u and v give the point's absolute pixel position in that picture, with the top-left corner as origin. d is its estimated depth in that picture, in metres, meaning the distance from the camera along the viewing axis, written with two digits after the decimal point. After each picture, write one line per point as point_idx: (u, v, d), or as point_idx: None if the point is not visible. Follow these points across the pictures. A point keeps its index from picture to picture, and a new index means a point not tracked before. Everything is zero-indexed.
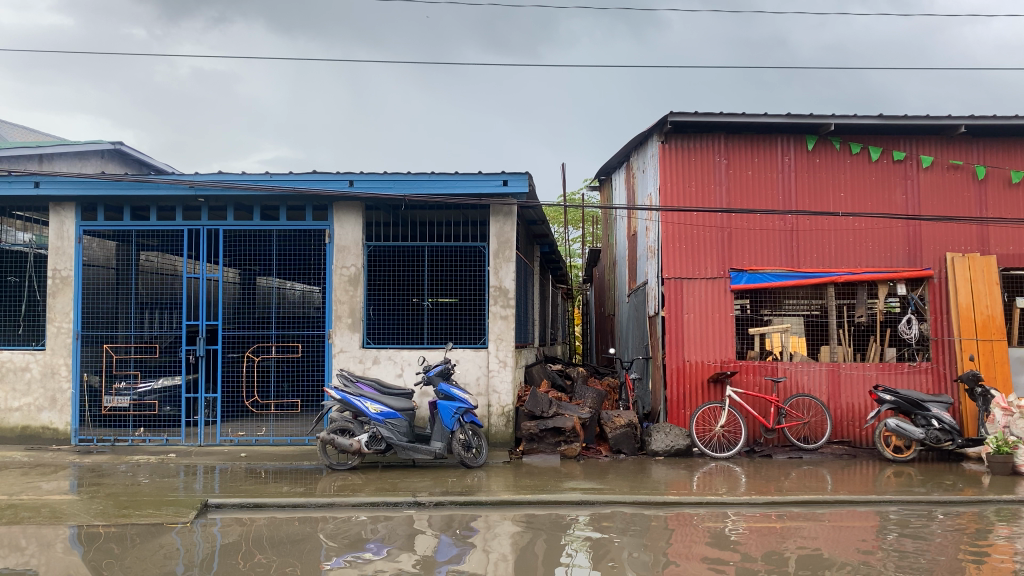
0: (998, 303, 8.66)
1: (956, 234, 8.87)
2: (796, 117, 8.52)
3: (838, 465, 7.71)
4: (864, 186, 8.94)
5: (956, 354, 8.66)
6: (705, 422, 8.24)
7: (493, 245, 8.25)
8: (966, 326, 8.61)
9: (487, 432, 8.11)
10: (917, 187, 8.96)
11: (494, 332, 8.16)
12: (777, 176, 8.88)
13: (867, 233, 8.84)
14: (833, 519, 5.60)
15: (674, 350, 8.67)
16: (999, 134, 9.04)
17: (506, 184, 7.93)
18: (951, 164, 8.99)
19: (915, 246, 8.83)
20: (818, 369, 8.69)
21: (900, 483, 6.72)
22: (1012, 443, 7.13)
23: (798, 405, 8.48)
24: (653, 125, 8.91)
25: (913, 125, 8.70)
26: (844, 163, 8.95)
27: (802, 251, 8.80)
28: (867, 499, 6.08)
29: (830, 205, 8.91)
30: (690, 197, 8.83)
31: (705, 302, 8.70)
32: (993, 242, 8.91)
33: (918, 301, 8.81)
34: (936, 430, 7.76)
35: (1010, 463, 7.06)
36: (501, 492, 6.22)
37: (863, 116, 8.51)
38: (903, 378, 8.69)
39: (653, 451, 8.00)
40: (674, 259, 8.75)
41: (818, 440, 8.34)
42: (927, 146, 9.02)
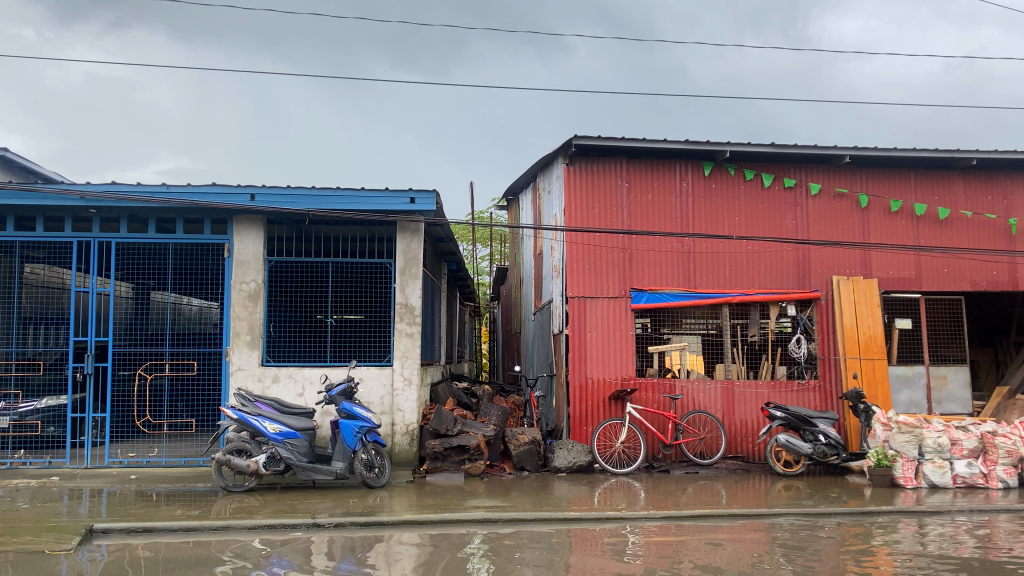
0: (879, 323, 9.18)
1: (841, 258, 9.36)
2: (695, 144, 8.83)
3: (731, 479, 7.97)
4: (757, 211, 9.33)
5: (841, 372, 9.11)
6: (606, 438, 8.36)
7: (399, 262, 8.21)
8: (850, 345, 9.06)
9: (390, 452, 8.03)
10: (805, 213, 9.42)
11: (399, 350, 8.11)
12: (676, 200, 9.18)
13: (759, 256, 9.23)
14: (727, 531, 5.80)
15: (578, 367, 8.79)
16: (880, 165, 9.59)
17: (413, 202, 7.92)
18: (836, 192, 9.49)
19: (804, 269, 9.28)
20: (713, 387, 8.98)
21: (789, 496, 6.99)
22: (891, 457, 7.56)
23: (694, 420, 8.72)
24: (557, 147, 9.05)
25: (802, 155, 9.15)
26: (738, 189, 9.32)
27: (699, 272, 9.11)
28: (757, 512, 6.30)
29: (725, 228, 9.25)
30: (593, 219, 9.01)
31: (607, 321, 8.88)
32: (874, 266, 9.44)
33: (807, 321, 9.24)
34: (822, 445, 8.10)
35: (889, 476, 7.46)
36: (402, 512, 6.16)
37: (756, 144, 8.89)
38: (792, 396, 9.07)
39: (555, 468, 8.09)
40: (577, 278, 8.88)
41: (713, 455, 8.62)
42: (814, 174, 9.49)
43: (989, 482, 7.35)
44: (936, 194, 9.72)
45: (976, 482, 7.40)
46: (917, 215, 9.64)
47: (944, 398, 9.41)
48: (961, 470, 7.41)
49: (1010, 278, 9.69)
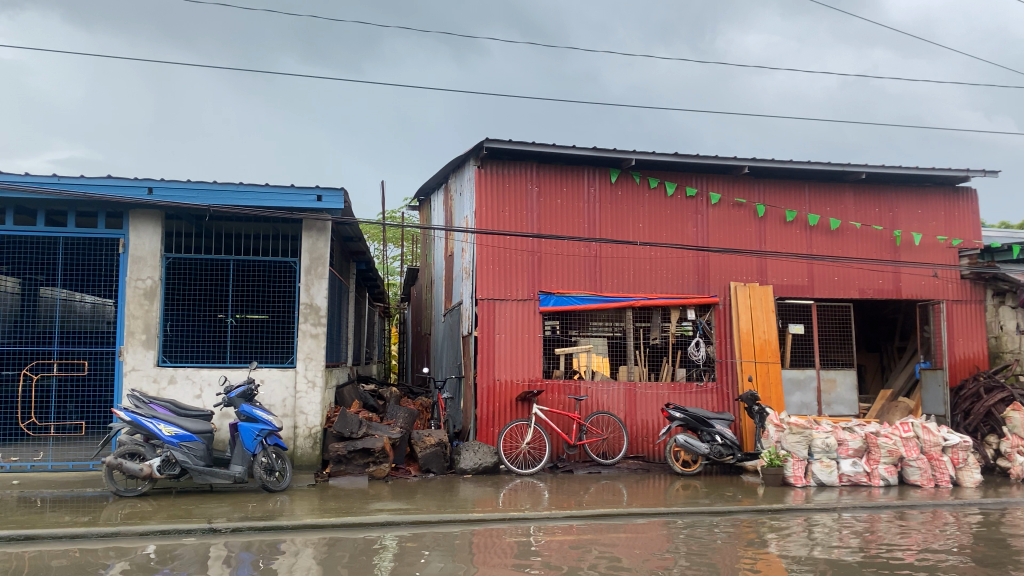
0: (773, 328, 9.55)
1: (739, 265, 9.72)
2: (602, 151, 9.00)
3: (633, 479, 8.16)
4: (661, 218, 9.59)
5: (737, 375, 9.45)
6: (511, 439, 8.46)
7: (304, 261, 8.06)
8: (746, 349, 9.43)
9: (292, 455, 7.87)
10: (705, 221, 9.74)
11: (303, 351, 7.97)
12: (583, 205, 9.33)
13: (662, 262, 9.48)
14: (627, 530, 5.93)
15: (485, 370, 8.82)
16: (776, 177, 9.99)
17: (320, 199, 7.79)
18: (735, 202, 9.84)
19: (703, 275, 9.59)
20: (617, 389, 9.17)
21: (687, 495, 7.21)
22: (783, 456, 7.84)
23: (598, 421, 8.86)
24: (469, 150, 9.07)
25: (704, 165, 9.45)
26: (643, 196, 9.55)
27: (605, 276, 9.29)
28: (656, 510, 6.47)
29: (630, 234, 9.46)
30: (503, 222, 9.05)
31: (515, 323, 8.95)
32: (770, 273, 9.83)
33: (705, 326, 9.55)
34: (718, 445, 8.39)
35: (780, 475, 7.76)
36: (303, 516, 6.06)
37: (661, 153, 9.14)
38: (691, 398, 9.37)
39: (461, 470, 8.11)
40: (487, 281, 8.91)
41: (615, 455, 8.83)
42: (715, 184, 9.81)
43: (872, 480, 7.78)
44: (828, 206, 10.19)
45: (860, 480, 7.80)
46: (810, 225, 10.08)
47: (833, 401, 9.87)
48: (846, 469, 7.81)
49: (895, 287, 10.24)
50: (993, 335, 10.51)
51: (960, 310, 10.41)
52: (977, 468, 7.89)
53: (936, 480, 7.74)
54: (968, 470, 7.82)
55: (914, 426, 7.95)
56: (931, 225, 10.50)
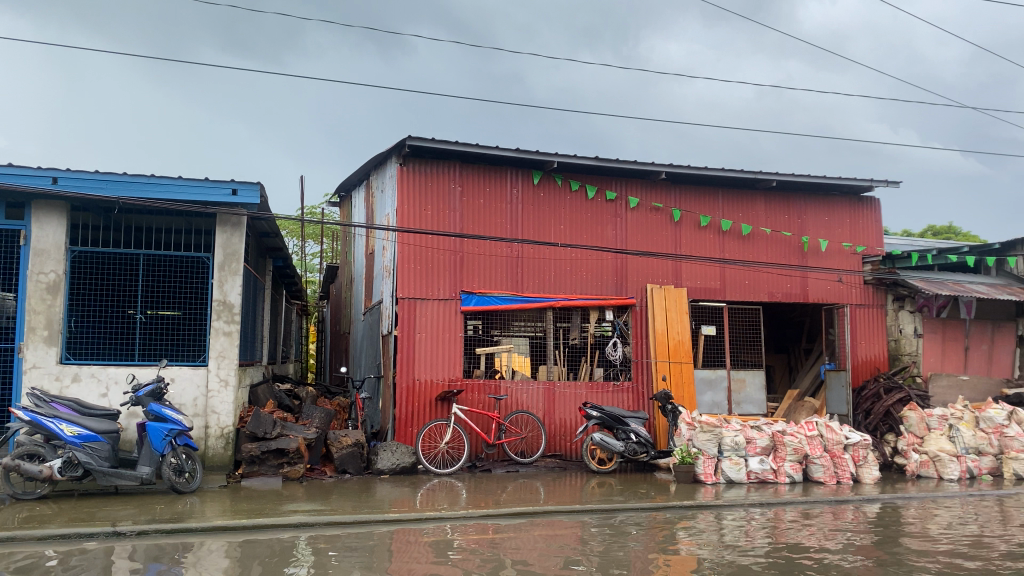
0: (687, 329, 9.83)
1: (656, 268, 9.93)
2: (524, 153, 9.06)
3: (549, 477, 8.26)
4: (581, 220, 9.71)
5: (652, 374, 9.66)
6: (430, 439, 8.40)
7: (218, 257, 7.90)
8: (661, 349, 9.63)
9: (203, 456, 7.66)
10: (624, 225, 9.91)
11: (215, 349, 7.79)
12: (505, 206, 9.38)
13: (581, 264, 9.61)
14: (542, 528, 6.00)
15: (405, 369, 8.76)
16: (692, 183, 10.25)
17: (235, 194, 7.66)
18: (653, 206, 10.06)
19: (622, 277, 9.77)
20: (536, 388, 9.25)
21: (602, 493, 7.33)
22: (694, 455, 8.07)
23: (517, 420, 8.92)
24: (391, 148, 9.00)
25: (624, 169, 9.62)
26: (564, 198, 9.66)
27: (525, 276, 9.36)
28: (571, 508, 6.56)
29: (551, 236, 9.56)
30: (425, 220, 9.01)
31: (435, 323, 8.93)
32: (685, 276, 10.08)
33: (623, 326, 9.69)
34: (633, 443, 8.55)
35: (692, 472, 7.98)
36: (214, 518, 5.92)
37: (582, 156, 9.27)
38: (608, 397, 9.53)
39: (378, 470, 8.05)
40: (408, 279, 8.85)
41: (533, 454, 8.88)
42: (634, 188, 10.00)
43: (778, 477, 8.07)
44: (741, 212, 10.51)
45: (767, 477, 8.07)
46: (724, 230, 10.38)
47: (743, 400, 10.18)
48: (754, 466, 8.06)
49: (802, 291, 10.64)
50: (892, 338, 11.04)
51: (861, 314, 10.90)
52: (875, 466, 8.30)
53: (837, 476, 8.10)
54: (867, 467, 8.22)
55: (818, 425, 8.25)
56: (837, 232, 10.95)
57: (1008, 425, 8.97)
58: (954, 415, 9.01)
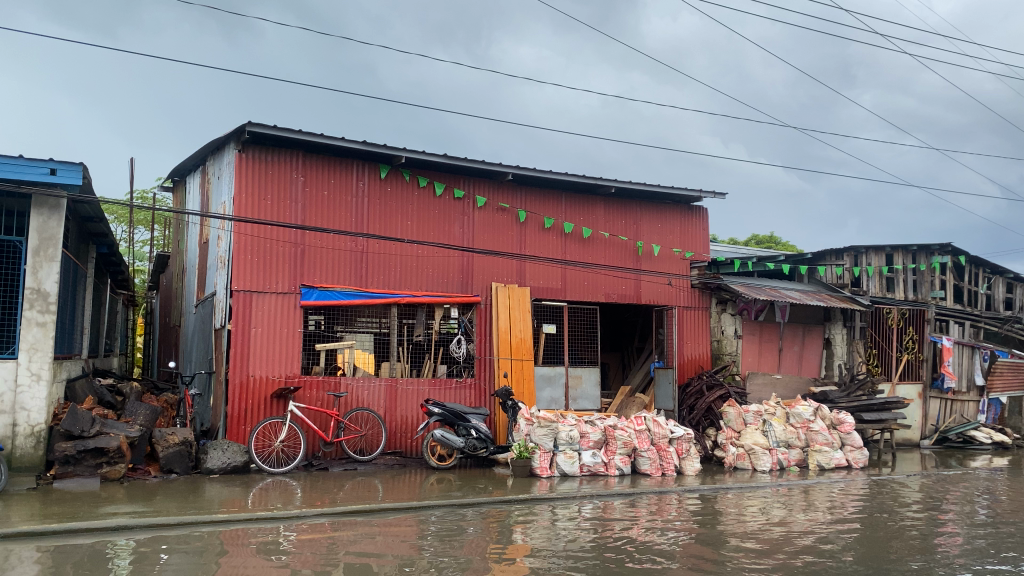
0: (529, 327, 10.07)
1: (499, 267, 10.09)
2: (372, 146, 8.94)
3: (388, 474, 8.20)
4: (427, 217, 9.71)
5: (494, 371, 9.82)
6: (264, 437, 8.13)
7: (32, 241, 7.30)
8: (503, 347, 9.80)
9: (8, 456, 7.05)
10: (471, 223, 10.00)
11: (27, 341, 7.19)
12: (350, 199, 9.23)
13: (427, 260, 9.61)
14: (380, 525, 5.95)
15: (239, 364, 8.43)
16: (537, 185, 10.49)
17: (53, 173, 7.07)
18: (499, 206, 10.21)
19: (467, 275, 9.86)
20: (377, 385, 9.15)
21: (441, 489, 7.36)
22: (531, 449, 8.25)
23: (357, 418, 8.81)
24: (230, 133, 8.61)
25: (471, 168, 9.70)
26: (411, 194, 9.62)
27: (369, 272, 9.25)
28: (408, 505, 6.55)
29: (397, 232, 9.50)
30: (265, 210, 8.71)
31: (273, 317, 8.66)
32: (528, 276, 10.31)
33: (467, 323, 9.82)
34: (474, 438, 8.63)
35: (528, 466, 8.19)
36: (21, 523, 5.47)
37: (430, 153, 9.27)
38: (450, 393, 9.58)
39: (207, 470, 7.71)
40: (245, 271, 8.53)
41: (372, 452, 8.80)
42: (481, 187, 10.11)
43: (608, 469, 8.42)
44: (582, 216, 10.86)
45: (598, 470, 8.40)
46: (566, 233, 10.70)
47: (578, 396, 10.53)
48: (586, 459, 8.36)
49: (636, 293, 11.15)
50: (715, 338, 11.77)
51: (689, 316, 11.54)
52: (697, 458, 8.84)
53: (663, 468, 8.57)
54: (689, 460, 8.73)
55: (646, 419, 8.71)
56: (669, 238, 11.53)
57: (814, 420, 9.65)
58: (767, 411, 9.68)
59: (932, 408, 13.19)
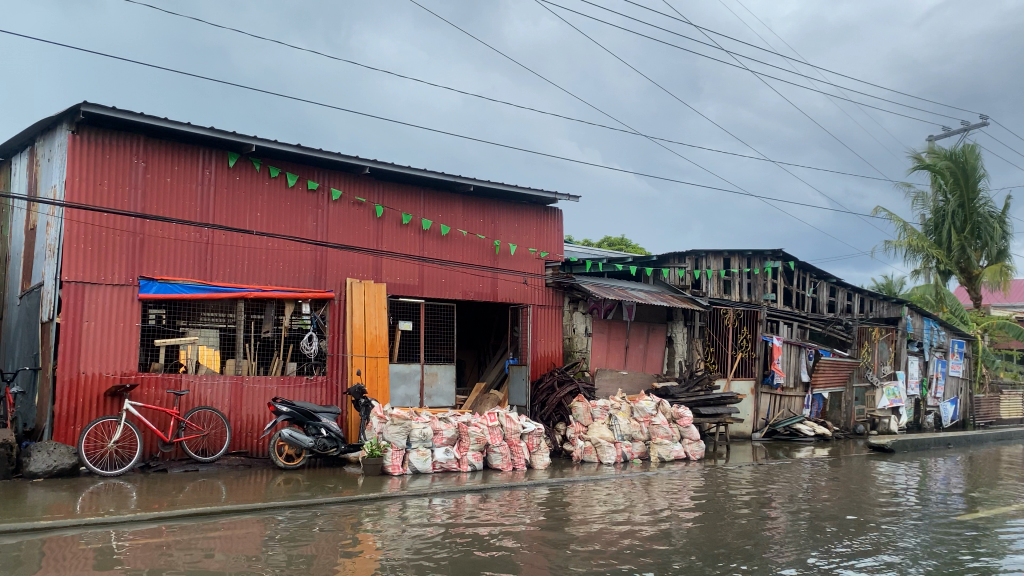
0: (384, 324, 9.97)
1: (354, 262, 9.95)
2: (220, 133, 8.58)
3: (233, 475, 7.91)
4: (279, 209, 9.43)
5: (346, 368, 9.64)
6: (96, 438, 7.65)
7: None
8: (357, 344, 9.65)
9: None
10: (325, 217, 9.79)
11: None
12: (196, 188, 8.82)
13: (278, 254, 9.33)
14: (223, 528, 5.74)
15: (68, 361, 7.87)
16: (394, 180, 10.40)
17: None
18: (355, 200, 10.05)
19: (320, 270, 9.64)
20: (222, 383, 8.79)
21: (288, 489, 7.17)
22: (382, 447, 8.13)
23: (199, 417, 8.46)
24: (62, 112, 8.03)
25: (326, 160, 9.49)
26: (261, 184, 9.31)
27: (215, 264, 8.88)
28: (254, 506, 6.35)
29: (246, 223, 9.17)
30: (100, 196, 8.18)
31: (107, 310, 8.15)
32: (384, 272, 10.21)
33: (320, 319, 9.59)
34: (323, 437, 8.48)
35: (380, 464, 8.03)
36: None
37: (283, 143, 9.00)
38: (300, 391, 9.34)
39: (30, 473, 7.15)
40: (77, 261, 7.97)
41: (215, 452, 8.44)
42: (336, 180, 9.91)
43: (461, 466, 8.49)
44: (440, 213, 10.86)
45: (450, 466, 8.44)
46: (423, 229, 10.66)
47: (434, 393, 10.59)
48: (439, 456, 8.38)
49: (492, 291, 11.27)
50: (567, 336, 12.08)
51: (543, 314, 11.77)
52: (546, 453, 9.03)
53: (514, 463, 8.70)
54: (539, 454, 8.91)
55: (499, 416, 8.86)
56: (525, 238, 11.73)
57: (656, 414, 10.21)
58: (613, 407, 10.11)
59: (762, 403, 14.05)
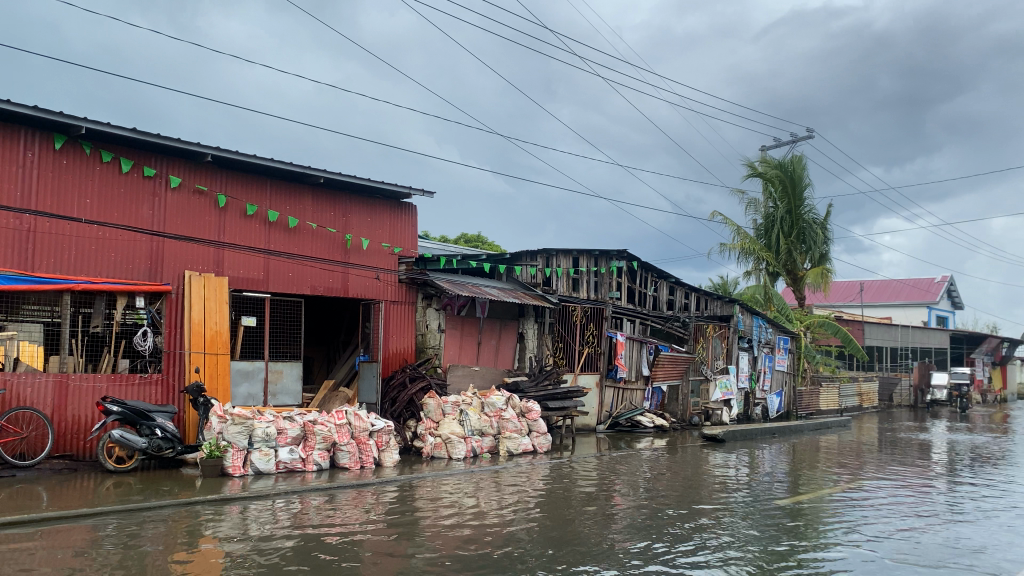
0: (225, 320, 9.60)
1: (194, 254, 9.50)
2: (45, 113, 7.95)
3: (55, 480, 7.37)
4: (111, 196, 8.85)
5: (184, 366, 9.22)
6: None
7: None
8: (195, 340, 9.25)
9: None
10: (162, 206, 9.29)
11: None
12: (16, 170, 8.13)
13: (109, 243, 8.77)
14: (45, 537, 5.33)
15: None
16: (239, 169, 10.01)
17: None
18: (196, 189, 9.59)
19: (157, 261, 9.14)
20: (43, 381, 8.16)
21: (119, 493, 6.76)
22: (222, 448, 7.79)
23: (17, 418, 7.80)
24: None
25: (165, 146, 9.00)
26: (91, 169, 8.70)
27: (38, 254, 8.22)
28: (80, 513, 5.94)
29: (74, 210, 8.55)
30: None
31: None
32: (226, 264, 9.81)
33: (155, 314, 9.07)
34: (158, 438, 8.04)
35: (219, 466, 7.67)
36: None
37: (115, 126, 8.45)
38: (133, 390, 8.81)
39: None
40: None
41: (36, 455, 7.85)
42: (176, 167, 9.43)
43: (306, 465, 8.31)
44: (288, 204, 10.55)
45: (295, 466, 8.25)
46: (270, 221, 10.32)
47: (278, 391, 10.33)
48: (283, 456, 8.16)
49: (342, 286, 11.06)
50: (420, 332, 12.04)
51: (395, 310, 11.67)
52: (395, 450, 8.99)
53: (362, 461, 8.59)
54: (388, 451, 8.86)
55: (347, 413, 8.69)
56: (377, 232, 11.59)
57: (506, 409, 10.34)
58: (464, 402, 10.20)
59: (606, 397, 14.57)
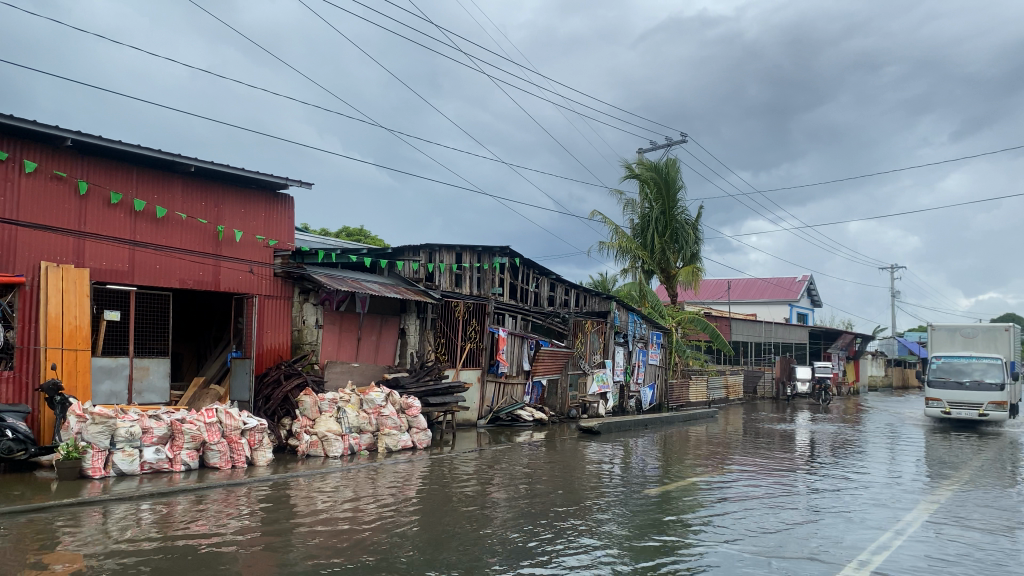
0: (86, 314, 9.08)
1: (51, 243, 8.93)
2: None
3: None
4: None
5: (39, 363, 8.65)
6: None
7: None
8: (53, 335, 8.71)
9: None
10: (16, 191, 8.66)
11: None
12: None
13: None
14: None
15: None
16: (102, 155, 9.47)
17: None
18: (53, 174, 9.00)
19: (9, 251, 8.52)
20: None
21: None
22: (81, 448, 7.36)
23: None
24: None
25: (18, 127, 8.41)
26: None
27: None
28: None
29: None
30: None
31: None
32: (87, 255, 9.28)
33: (6, 308, 8.47)
34: (9, 440, 7.54)
35: (77, 468, 7.26)
36: None
37: None
38: None
39: None
40: None
41: None
42: (30, 151, 8.83)
43: (173, 465, 8.01)
44: (156, 193, 10.07)
45: (162, 466, 7.92)
46: (135, 211, 9.82)
47: (144, 389, 9.92)
48: (148, 456, 7.82)
49: (213, 280, 10.67)
50: (297, 328, 11.79)
51: (270, 304, 11.40)
52: (268, 448, 8.77)
53: (233, 461, 8.31)
54: (261, 450, 8.63)
55: (218, 411, 8.39)
56: (251, 224, 11.24)
57: (384, 405, 10.28)
58: (342, 399, 10.03)
59: (488, 392, 14.65)
